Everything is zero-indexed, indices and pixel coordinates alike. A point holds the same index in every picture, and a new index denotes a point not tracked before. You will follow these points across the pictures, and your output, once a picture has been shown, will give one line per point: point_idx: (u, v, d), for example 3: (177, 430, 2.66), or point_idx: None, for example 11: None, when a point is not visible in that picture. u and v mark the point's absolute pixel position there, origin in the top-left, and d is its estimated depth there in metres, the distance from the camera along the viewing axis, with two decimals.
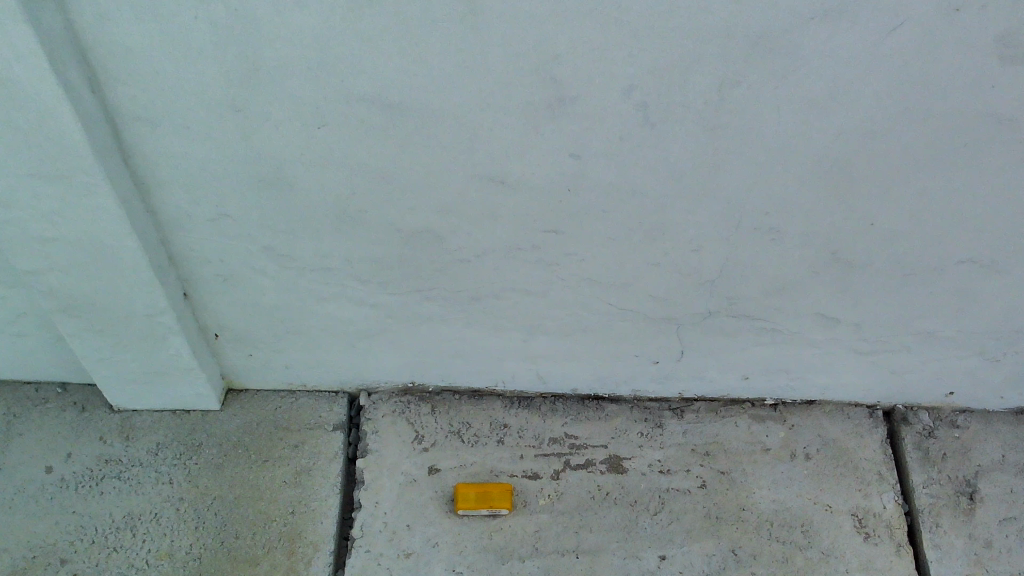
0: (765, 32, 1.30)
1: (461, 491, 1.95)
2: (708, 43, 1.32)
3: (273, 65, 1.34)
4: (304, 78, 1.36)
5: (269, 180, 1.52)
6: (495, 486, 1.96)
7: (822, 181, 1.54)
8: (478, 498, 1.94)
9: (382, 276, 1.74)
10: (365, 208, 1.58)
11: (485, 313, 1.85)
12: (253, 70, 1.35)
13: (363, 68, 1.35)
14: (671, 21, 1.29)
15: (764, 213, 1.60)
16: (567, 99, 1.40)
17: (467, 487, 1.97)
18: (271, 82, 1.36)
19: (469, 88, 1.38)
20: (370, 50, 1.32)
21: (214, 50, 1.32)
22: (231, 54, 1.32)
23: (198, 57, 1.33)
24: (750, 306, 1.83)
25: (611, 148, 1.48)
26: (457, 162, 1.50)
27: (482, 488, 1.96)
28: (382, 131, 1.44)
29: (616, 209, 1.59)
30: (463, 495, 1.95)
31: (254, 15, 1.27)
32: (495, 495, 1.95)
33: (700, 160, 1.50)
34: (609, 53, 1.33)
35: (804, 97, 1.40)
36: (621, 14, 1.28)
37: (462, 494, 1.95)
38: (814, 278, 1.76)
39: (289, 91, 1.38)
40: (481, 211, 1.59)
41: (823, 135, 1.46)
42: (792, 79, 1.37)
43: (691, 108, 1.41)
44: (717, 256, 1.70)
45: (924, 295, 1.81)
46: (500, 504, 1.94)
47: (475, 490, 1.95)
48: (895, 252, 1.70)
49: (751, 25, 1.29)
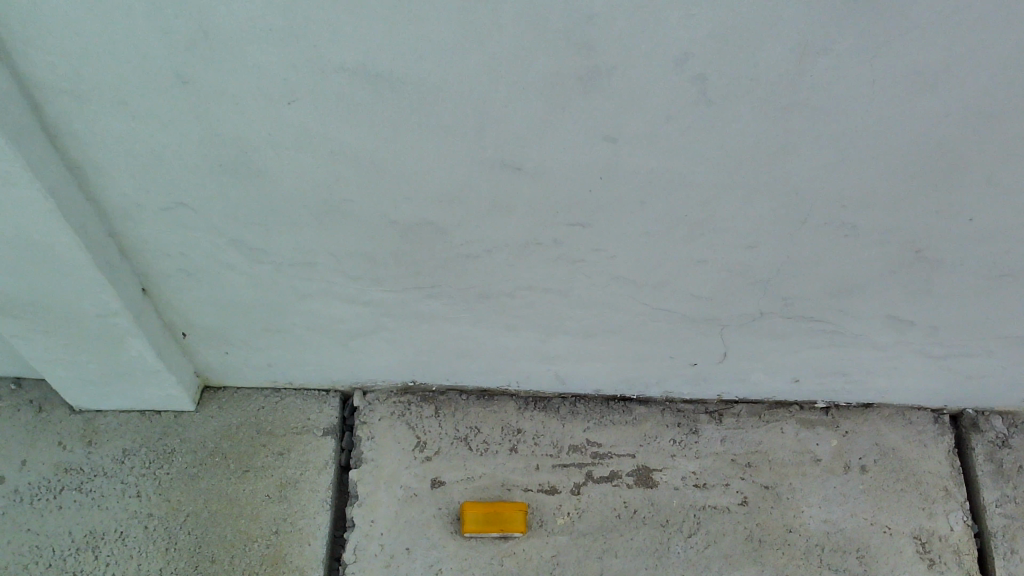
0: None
1: (466, 513, 1.70)
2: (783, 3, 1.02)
3: (228, 27, 1.05)
4: (265, 42, 1.06)
5: (232, 164, 1.24)
6: (502, 504, 1.71)
7: (914, 168, 1.25)
8: (487, 523, 1.70)
9: (375, 270, 1.46)
10: (351, 195, 1.29)
11: (496, 312, 1.58)
12: (202, 33, 1.05)
13: (343, 32, 1.05)
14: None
15: (838, 204, 1.31)
16: (604, 71, 1.10)
17: (474, 504, 1.71)
18: (226, 48, 1.07)
19: (479, 56, 1.08)
20: (350, 10, 1.03)
21: (150, 7, 1.02)
22: (172, 12, 1.03)
23: (130, 16, 1.03)
24: (810, 307, 1.55)
25: (656, 130, 1.18)
26: (463, 144, 1.21)
27: (490, 507, 1.71)
28: (369, 107, 1.16)
29: (658, 198, 1.30)
30: (469, 518, 1.69)
31: None
32: (502, 517, 1.70)
33: (765, 144, 1.20)
34: (660, 13, 1.03)
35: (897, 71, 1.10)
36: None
37: (468, 517, 1.70)
38: (889, 278, 1.47)
39: (249, 59, 1.09)
40: (492, 201, 1.31)
41: (918, 115, 1.17)
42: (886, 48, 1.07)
43: (760, 82, 1.11)
44: (774, 253, 1.41)
45: (1018, 297, 1.52)
46: (512, 527, 1.70)
47: (483, 513, 1.70)
48: (990, 249, 1.41)
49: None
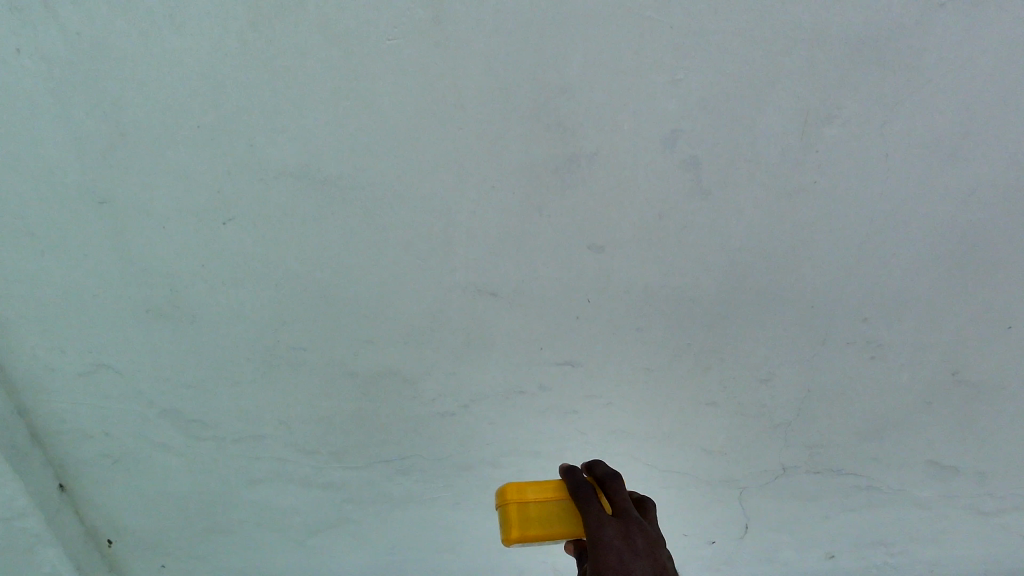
0: (918, 36, 0.83)
1: (507, 508, 1.06)
2: (831, 51, 0.83)
3: (141, 142, 0.88)
4: (184, 150, 0.89)
5: (165, 310, 1.06)
6: (560, 489, 1.09)
7: (943, 274, 1.06)
8: (540, 522, 1.05)
9: (334, 441, 1.25)
10: (300, 344, 1.11)
11: (479, 488, 1.35)
12: (111, 148, 0.89)
13: (272, 138, 0.89)
14: (781, 3, 0.80)
15: (856, 315, 1.11)
16: (575, 164, 0.93)
17: (519, 488, 1.08)
18: (136, 165, 0.91)
19: (426, 156, 0.91)
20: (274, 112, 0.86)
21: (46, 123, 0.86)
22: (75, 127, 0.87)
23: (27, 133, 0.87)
24: (838, 457, 1.33)
25: (646, 239, 1.00)
26: (425, 273, 1.03)
27: (544, 493, 1.08)
28: (310, 234, 0.98)
29: (655, 322, 1.10)
30: (516, 512, 1.06)
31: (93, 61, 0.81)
32: (566, 510, 1.07)
33: (768, 250, 1.03)
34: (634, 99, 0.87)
35: (963, 135, 0.91)
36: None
37: (511, 511, 1.06)
38: (923, 416, 1.25)
39: (165, 174, 0.92)
40: (466, 339, 1.11)
41: (982, 201, 0.97)
42: (951, 103, 0.88)
43: (760, 169, 0.94)
44: (793, 385, 1.20)
45: None
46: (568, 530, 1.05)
47: (532, 507, 1.06)
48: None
49: (904, 25, 0.81)
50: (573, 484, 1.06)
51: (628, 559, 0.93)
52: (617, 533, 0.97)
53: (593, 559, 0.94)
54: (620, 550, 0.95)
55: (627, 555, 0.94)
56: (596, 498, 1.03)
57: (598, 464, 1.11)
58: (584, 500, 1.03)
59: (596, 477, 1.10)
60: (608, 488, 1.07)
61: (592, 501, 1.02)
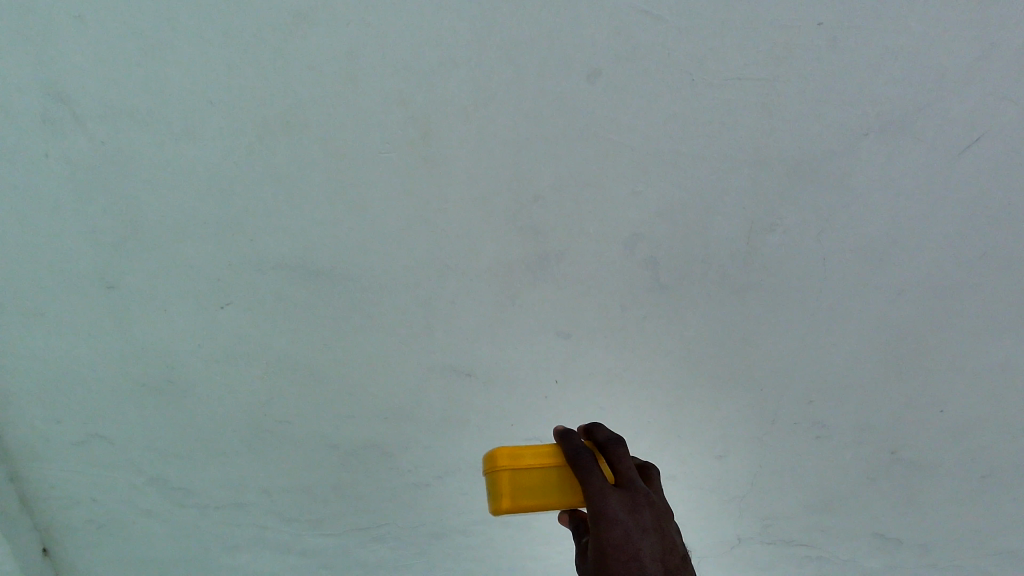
0: (852, 161, 0.92)
1: (499, 475, 1.00)
2: (776, 171, 0.93)
3: (148, 235, 0.96)
4: (187, 242, 0.97)
5: (159, 385, 1.12)
6: (556, 454, 1.03)
7: (882, 365, 1.15)
8: (534, 492, 1.00)
9: (312, 509, 1.31)
10: (285, 418, 1.17)
11: (450, 554, 1.42)
12: (119, 240, 0.96)
13: (269, 234, 0.96)
14: (730, 130, 0.89)
15: (805, 401, 1.20)
16: (548, 262, 1.01)
17: (513, 453, 1.02)
18: (141, 255, 0.98)
19: (409, 252, 0.99)
20: (272, 213, 0.94)
21: (61, 217, 0.94)
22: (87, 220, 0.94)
23: (41, 226, 0.94)
24: (789, 528, 1.42)
25: (611, 327, 1.09)
26: (405, 356, 1.11)
27: (542, 458, 1.02)
28: (302, 318, 1.06)
29: (619, 402, 1.19)
30: (508, 482, 1.00)
31: (109, 165, 0.89)
32: (561, 478, 1.02)
33: (723, 340, 1.11)
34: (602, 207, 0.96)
35: (894, 245, 1.01)
36: (669, 103, 0.87)
37: (503, 479, 1.00)
38: (868, 492, 1.34)
39: (168, 264, 0.99)
40: (443, 415, 1.19)
41: (914, 302, 1.07)
42: (882, 217, 0.98)
43: (715, 269, 1.03)
44: (746, 461, 1.29)
45: (1013, 520, 1.38)
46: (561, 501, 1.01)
47: (527, 473, 1.00)
48: (971, 465, 1.28)
49: (838, 151, 0.91)
50: (570, 451, 1.00)
51: (636, 535, 0.93)
52: (622, 506, 0.95)
53: (599, 534, 0.93)
54: (627, 525, 0.94)
55: (634, 531, 0.94)
56: (597, 467, 0.99)
57: (598, 428, 1.07)
58: (586, 469, 0.98)
59: (596, 442, 1.05)
60: (607, 454, 1.03)
61: (594, 470, 0.97)
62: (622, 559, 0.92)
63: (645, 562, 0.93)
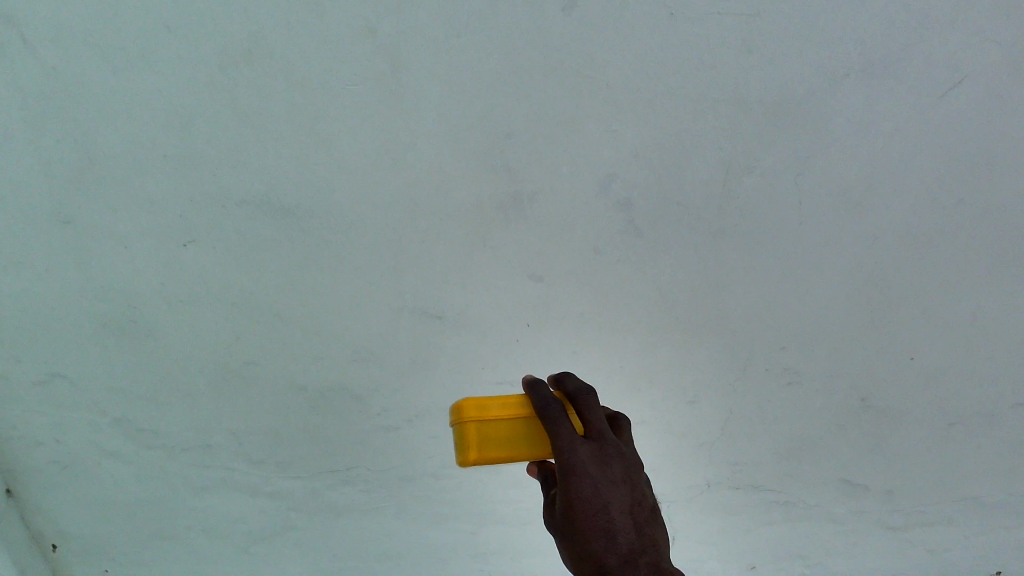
0: (831, 100, 0.91)
1: (466, 427, 0.99)
2: (754, 112, 0.91)
3: (106, 168, 0.92)
4: (148, 175, 0.94)
5: (121, 324, 1.10)
6: (523, 405, 1.03)
7: (855, 310, 1.15)
8: (501, 443, 1.00)
9: (280, 451, 1.30)
10: (252, 359, 1.15)
11: (420, 498, 1.42)
12: (76, 172, 0.93)
13: (233, 169, 0.93)
14: (709, 68, 0.87)
15: (778, 347, 1.19)
16: (521, 202, 0.99)
17: (480, 404, 1.01)
18: (100, 189, 0.95)
19: (379, 190, 0.97)
20: (236, 146, 0.91)
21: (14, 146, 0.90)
22: (42, 151, 0.91)
23: None
24: (759, 473, 1.43)
25: (584, 270, 1.07)
26: (375, 297, 1.09)
27: (509, 409, 1.02)
28: (268, 257, 1.03)
29: (591, 347, 1.18)
30: (475, 433, 0.99)
31: (63, 92, 0.85)
32: (527, 429, 1.02)
33: (697, 284, 1.10)
34: (577, 146, 0.94)
35: (872, 189, 1.00)
36: (647, 38, 0.84)
37: (469, 430, 1.00)
38: (837, 437, 1.35)
39: (128, 198, 0.96)
40: (413, 358, 1.17)
41: (888, 248, 1.07)
42: (859, 159, 0.97)
43: (691, 212, 1.01)
44: (717, 407, 1.29)
45: (977, 462, 1.40)
46: (528, 453, 1.01)
47: (494, 425, 1.00)
48: (938, 407, 1.29)
49: (818, 89, 0.90)
50: (540, 402, 0.98)
51: (605, 489, 0.93)
52: (591, 458, 0.94)
53: (568, 488, 0.93)
54: (596, 479, 0.93)
55: (603, 484, 0.94)
56: (566, 417, 0.97)
57: (568, 378, 1.05)
58: (554, 421, 0.96)
59: (567, 393, 1.04)
60: (576, 403, 1.01)
61: (563, 423, 0.95)
62: (590, 511, 0.93)
63: (613, 515, 0.94)
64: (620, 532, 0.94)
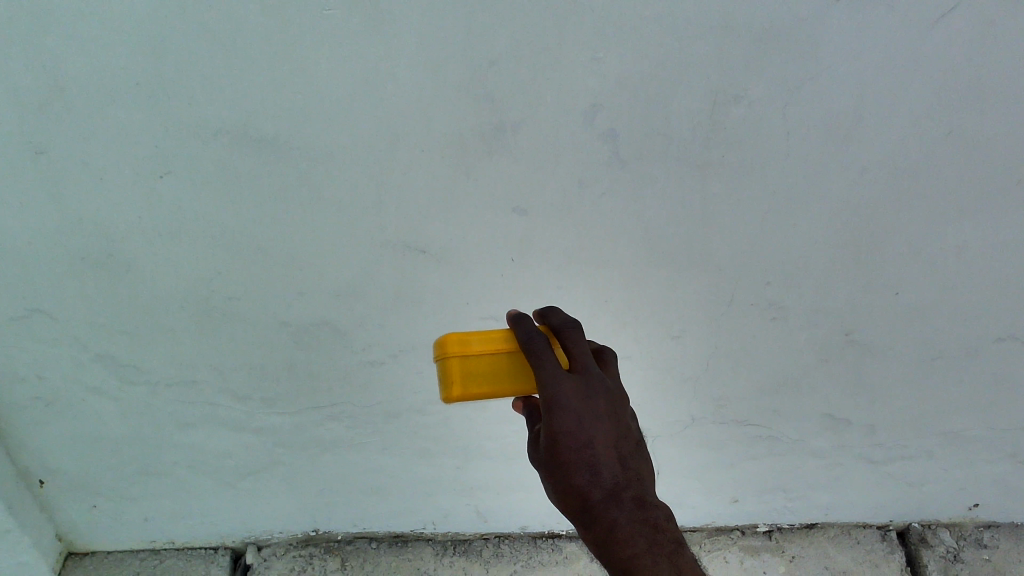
0: (821, 28, 0.89)
1: (449, 363, 1.00)
2: (743, 40, 0.89)
3: (77, 98, 0.89)
4: (121, 105, 0.91)
5: (99, 260, 1.08)
6: (507, 338, 1.02)
7: (840, 244, 1.14)
8: (484, 378, 1.01)
9: (265, 387, 1.30)
10: (234, 295, 1.14)
11: (406, 434, 1.42)
12: (45, 102, 0.89)
13: (209, 98, 0.91)
14: None
15: (763, 281, 1.19)
16: (504, 133, 0.97)
17: (462, 338, 1.01)
18: (71, 120, 0.91)
19: (359, 122, 0.95)
20: (212, 75, 0.89)
21: None
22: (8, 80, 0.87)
23: None
24: (742, 408, 1.44)
25: (569, 204, 1.06)
26: (357, 232, 1.07)
27: (491, 343, 1.01)
28: (247, 191, 1.01)
29: (576, 282, 1.17)
30: (458, 369, 1.00)
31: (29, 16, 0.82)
32: (511, 363, 1.02)
33: (683, 218, 1.09)
34: (562, 76, 0.92)
35: (860, 119, 0.98)
36: None
37: (452, 366, 1.00)
38: (820, 371, 1.35)
39: (101, 129, 0.93)
40: (396, 293, 1.17)
41: (876, 180, 1.06)
42: (847, 89, 0.95)
43: (678, 144, 1.00)
44: (702, 342, 1.29)
45: (956, 395, 1.41)
46: (512, 387, 1.02)
47: (476, 361, 1.00)
48: (920, 341, 1.30)
49: (807, 17, 0.88)
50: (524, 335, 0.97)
51: (588, 424, 0.93)
52: (574, 391, 0.93)
53: (551, 422, 0.93)
54: (579, 412, 0.93)
55: (586, 417, 0.94)
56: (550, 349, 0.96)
57: (554, 313, 1.05)
58: (538, 354, 0.94)
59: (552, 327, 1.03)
60: (561, 337, 1.01)
61: (546, 355, 0.94)
62: (573, 446, 0.94)
63: (597, 448, 0.95)
64: (604, 465, 0.95)
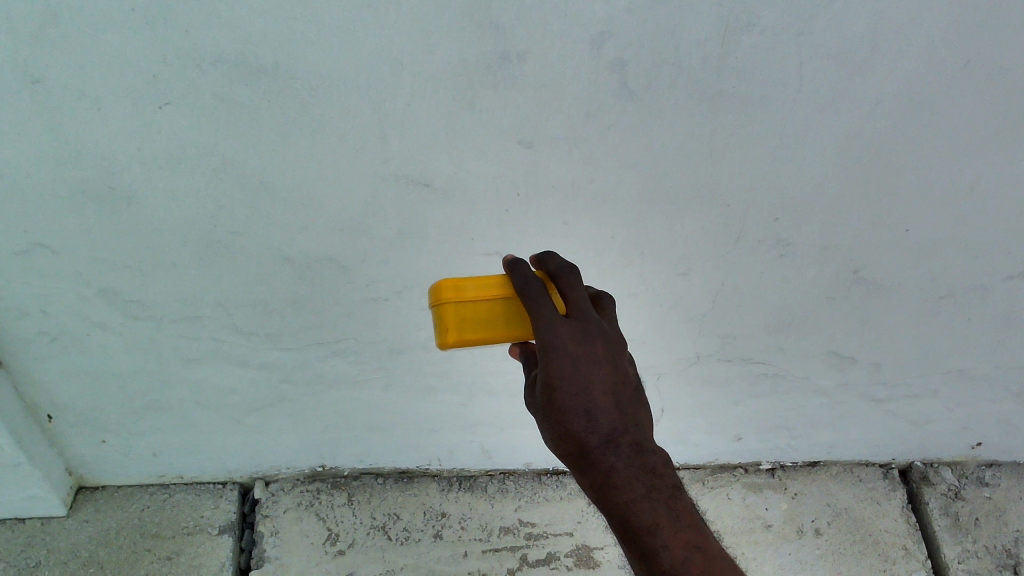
0: None
1: (444, 309, 0.99)
2: None
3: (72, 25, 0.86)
4: (118, 32, 0.88)
5: (100, 191, 1.06)
6: (504, 284, 1.02)
7: (850, 178, 1.13)
8: (479, 325, 1.00)
9: (270, 323, 1.30)
10: (237, 228, 1.13)
11: (411, 370, 1.43)
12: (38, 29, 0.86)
13: (208, 25, 0.88)
14: None
15: (771, 217, 1.18)
16: (510, 62, 0.95)
17: (457, 283, 1.00)
18: (65, 47, 0.89)
19: (361, 51, 0.92)
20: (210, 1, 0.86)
21: None
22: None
23: None
24: (748, 345, 1.43)
25: (575, 136, 1.04)
26: (359, 165, 1.06)
27: (487, 290, 1.00)
28: (248, 121, 0.99)
29: (581, 217, 1.16)
30: (453, 315, 0.99)
31: None
32: (507, 309, 1.01)
33: (691, 151, 1.07)
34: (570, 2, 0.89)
35: (875, 48, 0.96)
36: None
37: (447, 312, 1.00)
38: (827, 309, 1.35)
39: (97, 58, 0.90)
40: (400, 228, 1.16)
41: (889, 113, 1.04)
42: (864, 18, 0.92)
43: (687, 74, 0.97)
44: (707, 278, 1.28)
45: (962, 333, 1.41)
46: (508, 334, 1.02)
47: (471, 307, 1.00)
48: (927, 278, 1.29)
49: None
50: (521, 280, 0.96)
51: (585, 369, 0.93)
52: (570, 336, 0.93)
53: (547, 367, 0.93)
54: (575, 358, 0.93)
55: (583, 363, 0.93)
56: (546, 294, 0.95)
57: (551, 257, 1.02)
58: (534, 300, 0.93)
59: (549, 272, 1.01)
60: (557, 282, 0.99)
61: (542, 300, 0.93)
62: (569, 391, 0.93)
63: (595, 394, 0.95)
64: (601, 412, 0.95)
